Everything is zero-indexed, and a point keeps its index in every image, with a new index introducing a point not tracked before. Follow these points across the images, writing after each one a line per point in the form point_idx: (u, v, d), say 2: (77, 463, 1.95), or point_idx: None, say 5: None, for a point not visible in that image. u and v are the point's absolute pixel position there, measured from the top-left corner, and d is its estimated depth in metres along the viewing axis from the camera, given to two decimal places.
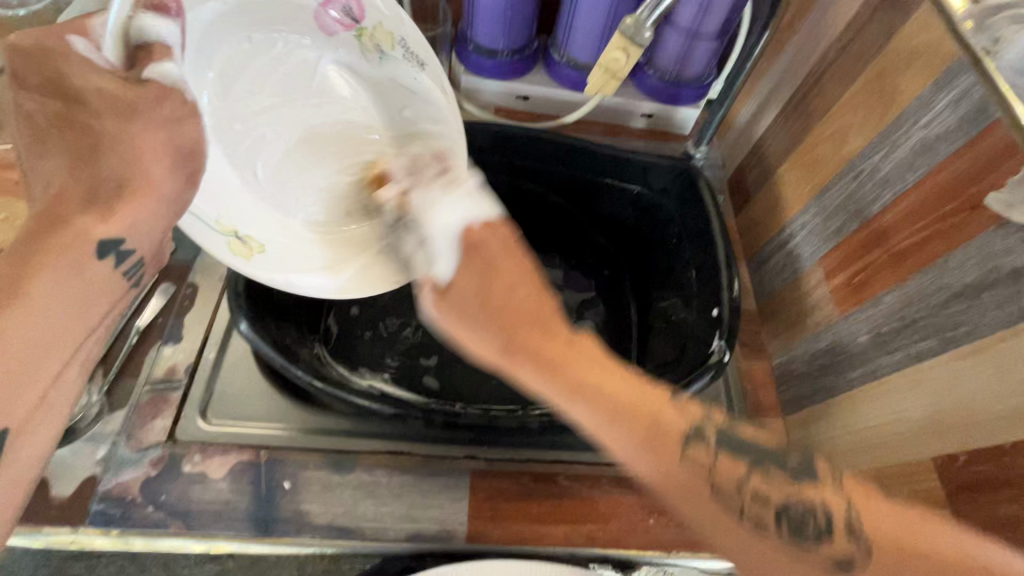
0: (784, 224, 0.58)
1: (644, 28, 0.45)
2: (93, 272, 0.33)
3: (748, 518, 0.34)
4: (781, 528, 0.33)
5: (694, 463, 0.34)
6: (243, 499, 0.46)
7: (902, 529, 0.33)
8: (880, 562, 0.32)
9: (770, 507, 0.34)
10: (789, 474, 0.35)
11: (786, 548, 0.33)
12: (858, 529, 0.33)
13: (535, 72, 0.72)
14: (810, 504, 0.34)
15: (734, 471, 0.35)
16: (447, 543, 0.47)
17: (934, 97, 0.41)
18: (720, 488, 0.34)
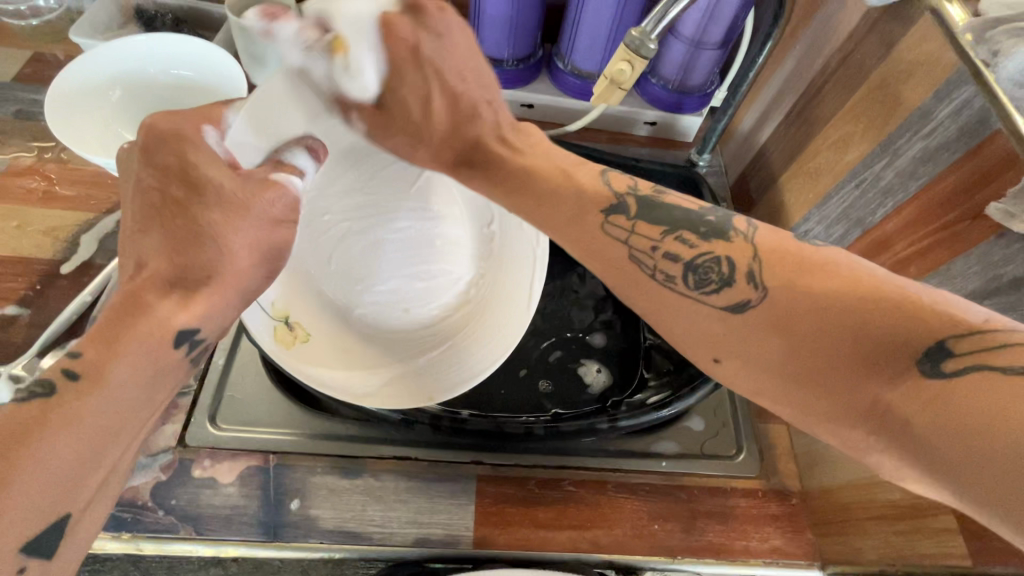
0: (786, 231, 0.59)
1: (649, 40, 0.45)
2: (171, 357, 0.33)
3: (661, 273, 0.34)
4: (687, 279, 0.34)
5: (616, 235, 0.35)
6: (252, 504, 0.47)
7: (786, 264, 0.32)
8: (772, 302, 0.31)
9: (682, 261, 0.34)
10: (699, 235, 0.34)
11: (695, 300, 0.33)
12: (754, 268, 0.32)
13: (540, 80, 0.73)
14: (715, 256, 0.33)
15: (678, 248, 0.34)
16: (454, 547, 0.48)
17: (935, 107, 0.41)
18: (649, 264, 0.34)
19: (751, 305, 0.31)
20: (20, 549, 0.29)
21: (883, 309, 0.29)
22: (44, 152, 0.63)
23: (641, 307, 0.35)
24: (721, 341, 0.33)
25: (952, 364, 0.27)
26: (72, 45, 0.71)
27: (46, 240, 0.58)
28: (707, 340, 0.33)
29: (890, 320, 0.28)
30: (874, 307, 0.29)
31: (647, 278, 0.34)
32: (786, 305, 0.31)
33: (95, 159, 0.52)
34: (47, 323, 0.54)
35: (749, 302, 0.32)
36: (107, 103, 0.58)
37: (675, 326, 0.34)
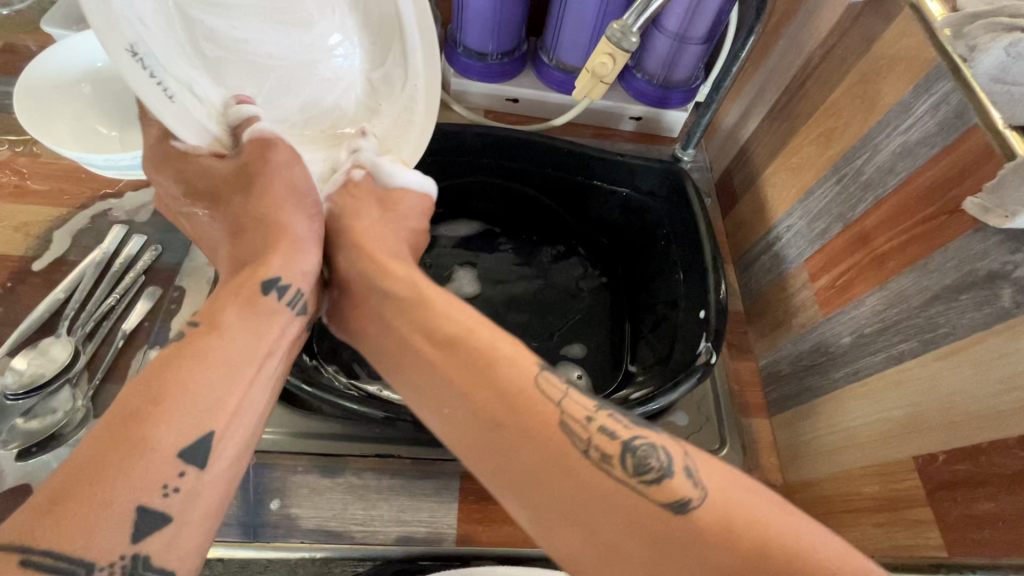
0: (769, 226, 0.59)
1: (631, 33, 0.44)
2: (264, 303, 0.37)
3: (596, 450, 0.31)
4: (625, 462, 0.31)
5: (548, 393, 0.33)
6: (231, 503, 0.46)
7: (720, 485, 0.30)
8: (710, 505, 0.29)
9: (619, 442, 0.32)
10: (630, 420, 0.34)
11: (630, 491, 0.30)
12: (691, 466, 0.31)
13: (524, 74, 0.73)
14: (650, 441, 0.32)
15: (613, 425, 0.33)
16: (436, 546, 0.47)
17: (914, 102, 0.42)
18: (581, 438, 0.32)
19: (693, 505, 0.29)
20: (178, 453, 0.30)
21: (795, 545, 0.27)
22: (16, 145, 0.62)
23: (556, 501, 0.31)
24: (649, 561, 0.29)
25: None
26: (43, 34, 0.70)
27: (18, 235, 0.57)
28: (632, 547, 0.29)
29: (787, 551, 0.27)
30: (780, 541, 0.27)
31: (578, 455, 0.31)
32: (726, 519, 0.28)
33: (67, 152, 0.51)
34: (18, 321, 0.53)
35: (685, 503, 0.29)
36: (80, 96, 0.57)
37: (584, 528, 0.30)
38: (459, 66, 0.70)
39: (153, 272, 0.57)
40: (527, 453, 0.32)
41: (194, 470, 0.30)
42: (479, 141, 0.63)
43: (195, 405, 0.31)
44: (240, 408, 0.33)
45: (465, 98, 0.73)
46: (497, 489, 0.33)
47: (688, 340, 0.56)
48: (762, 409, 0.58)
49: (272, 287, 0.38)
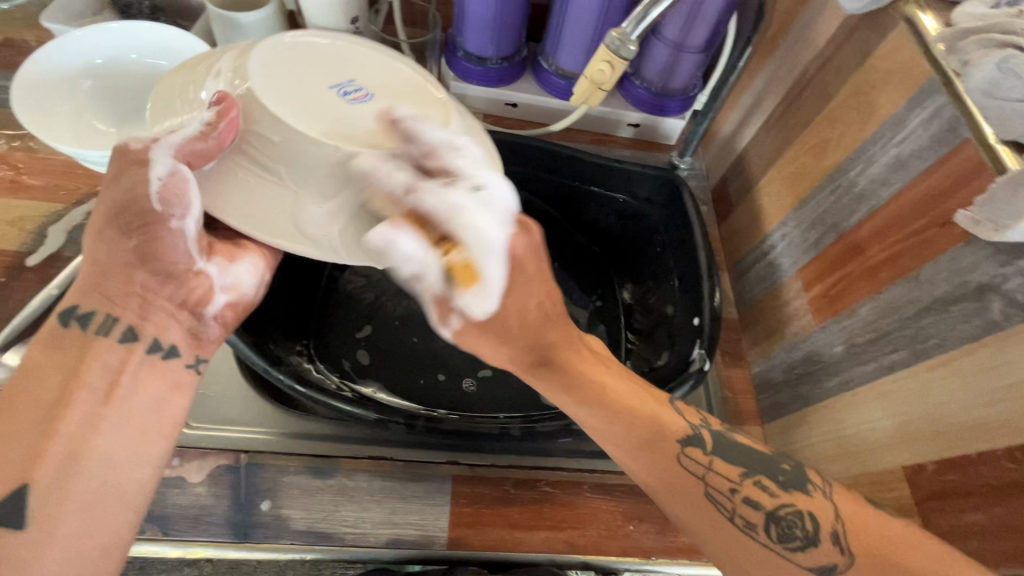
0: (764, 235, 0.60)
1: (629, 41, 0.43)
2: (67, 337, 0.38)
3: (741, 517, 0.37)
4: (769, 530, 0.37)
5: (691, 469, 0.39)
6: (222, 503, 0.46)
7: (877, 537, 0.35)
8: (858, 569, 0.35)
9: (763, 510, 0.37)
10: (779, 483, 0.38)
11: (778, 554, 0.37)
12: (840, 530, 0.36)
13: (523, 79, 0.73)
14: (797, 510, 0.37)
15: (758, 495, 0.38)
16: (427, 548, 0.47)
17: (907, 115, 0.42)
18: (727, 505, 0.38)
19: (839, 569, 0.35)
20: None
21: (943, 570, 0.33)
22: (11, 142, 0.62)
23: (719, 549, 0.38)
24: None
25: None
26: (43, 32, 0.70)
27: (12, 231, 0.57)
28: None
29: None
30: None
31: (726, 519, 0.38)
32: None
33: (63, 148, 0.51)
34: (11, 316, 0.53)
35: (831, 565, 0.35)
36: (78, 92, 0.57)
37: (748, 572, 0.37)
38: (459, 71, 0.71)
39: None
40: (685, 506, 0.39)
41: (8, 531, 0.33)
42: None
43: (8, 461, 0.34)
44: (62, 454, 0.35)
45: (465, 101, 0.74)
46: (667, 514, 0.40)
47: (684, 345, 0.56)
48: (755, 417, 0.58)
49: (69, 318, 0.39)
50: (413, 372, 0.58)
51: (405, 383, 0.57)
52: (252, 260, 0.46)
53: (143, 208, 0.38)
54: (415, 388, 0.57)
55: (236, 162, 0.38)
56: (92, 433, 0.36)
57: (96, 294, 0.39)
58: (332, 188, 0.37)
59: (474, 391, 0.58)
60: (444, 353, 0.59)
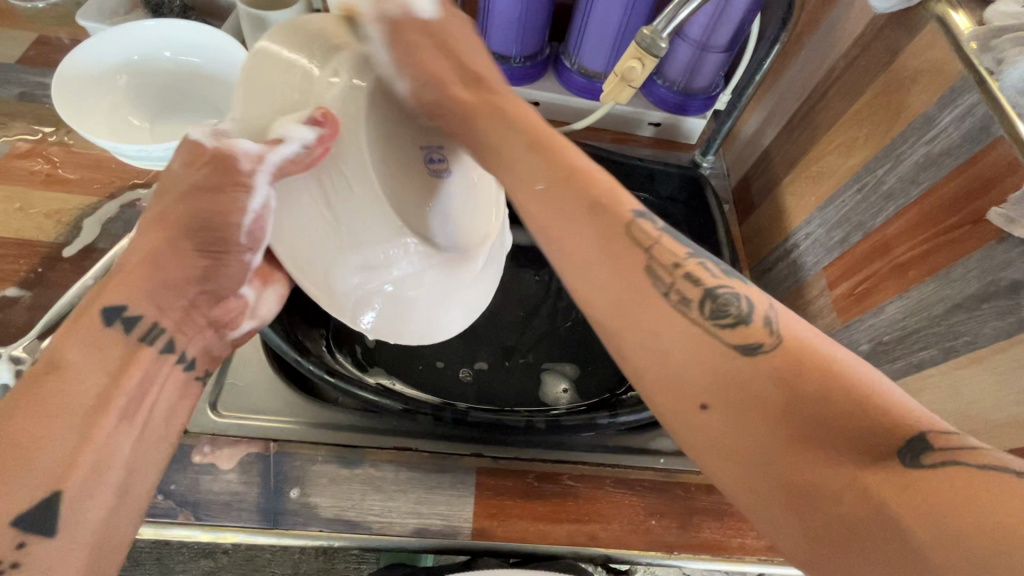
0: (787, 234, 0.60)
1: (660, 39, 0.44)
2: (108, 341, 0.38)
3: (675, 291, 0.33)
4: (701, 305, 0.33)
5: (639, 239, 0.34)
6: (252, 490, 0.47)
7: (802, 334, 0.31)
8: (782, 351, 0.30)
9: (702, 286, 0.33)
10: (719, 271, 0.35)
11: (705, 330, 0.32)
12: (772, 317, 0.32)
13: (546, 78, 0.74)
14: (733, 290, 0.33)
15: (699, 273, 0.34)
16: (451, 539, 0.48)
17: (938, 113, 0.42)
18: (663, 279, 0.33)
19: (764, 349, 0.30)
20: (17, 523, 0.33)
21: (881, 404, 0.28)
22: (47, 136, 0.63)
23: (650, 363, 0.33)
24: (730, 400, 0.30)
25: (932, 462, 0.26)
26: (77, 30, 0.72)
27: (48, 222, 0.58)
28: (707, 383, 0.31)
29: (851, 389, 0.28)
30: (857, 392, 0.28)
31: (657, 295, 0.33)
32: (796, 365, 0.30)
33: (101, 141, 0.53)
34: (48, 306, 0.54)
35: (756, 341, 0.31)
36: (114, 87, 0.59)
37: (667, 364, 0.32)
38: None
39: None
40: (643, 331, 0.33)
41: (36, 539, 0.33)
42: None
43: (34, 474, 0.33)
44: (91, 462, 0.35)
45: None
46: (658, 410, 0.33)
47: None
48: None
49: (114, 317, 0.38)
50: (434, 364, 0.58)
51: (424, 375, 0.57)
52: (279, 290, 0.47)
53: (225, 235, 0.40)
54: (434, 380, 0.57)
55: (310, 195, 0.42)
56: (117, 443, 0.36)
57: (149, 299, 0.39)
58: (396, 249, 0.45)
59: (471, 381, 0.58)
60: (465, 347, 0.60)
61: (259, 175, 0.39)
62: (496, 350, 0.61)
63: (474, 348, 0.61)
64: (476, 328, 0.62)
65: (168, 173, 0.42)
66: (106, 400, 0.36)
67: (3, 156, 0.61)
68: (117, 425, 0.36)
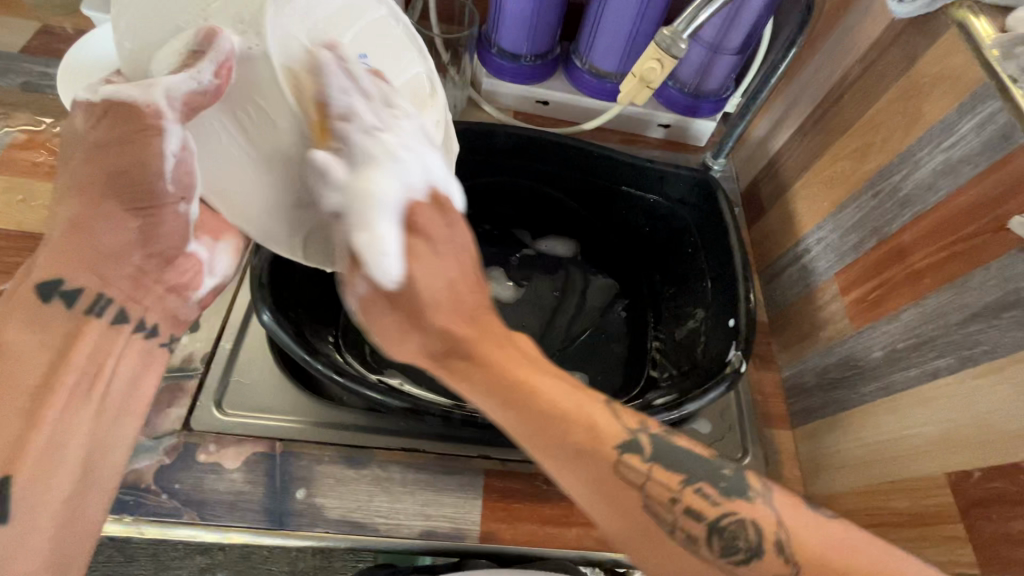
0: (798, 239, 0.60)
1: (680, 40, 0.43)
2: (52, 316, 0.37)
3: (682, 531, 0.33)
4: (711, 545, 0.33)
5: (630, 479, 0.33)
6: (258, 490, 0.46)
7: (822, 550, 0.32)
8: None
9: (705, 523, 0.33)
10: (720, 493, 0.34)
11: (715, 567, 0.33)
12: (784, 539, 0.32)
13: (555, 77, 0.73)
14: (739, 519, 0.33)
15: (700, 505, 0.33)
16: (458, 541, 0.47)
17: (958, 120, 0.42)
18: (669, 520, 0.33)
19: (754, 562, 0.32)
20: None
21: (886, 566, 0.31)
22: (50, 127, 0.62)
23: (654, 563, 0.34)
24: None
25: None
26: (81, 20, 0.71)
27: (51, 215, 0.57)
28: None
29: None
30: None
31: (664, 537, 0.33)
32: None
33: None
34: None
35: (758, 554, 0.32)
36: None
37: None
38: (491, 67, 0.71)
39: None
40: (609, 508, 0.34)
41: None
42: (510, 142, 0.64)
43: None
44: (48, 437, 0.34)
45: (496, 98, 0.74)
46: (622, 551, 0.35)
47: (718, 347, 0.55)
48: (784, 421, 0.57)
49: (51, 293, 0.37)
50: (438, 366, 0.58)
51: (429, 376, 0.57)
52: (233, 243, 0.48)
53: (152, 191, 0.38)
54: (440, 380, 0.57)
55: (227, 131, 0.37)
56: (70, 420, 0.35)
57: (90, 272, 0.38)
58: (313, 193, 0.38)
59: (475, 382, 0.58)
60: None
61: (165, 116, 0.35)
62: None
63: None
64: None
65: (70, 133, 0.39)
66: (53, 380, 0.35)
67: (6, 146, 0.60)
68: (70, 402, 0.35)
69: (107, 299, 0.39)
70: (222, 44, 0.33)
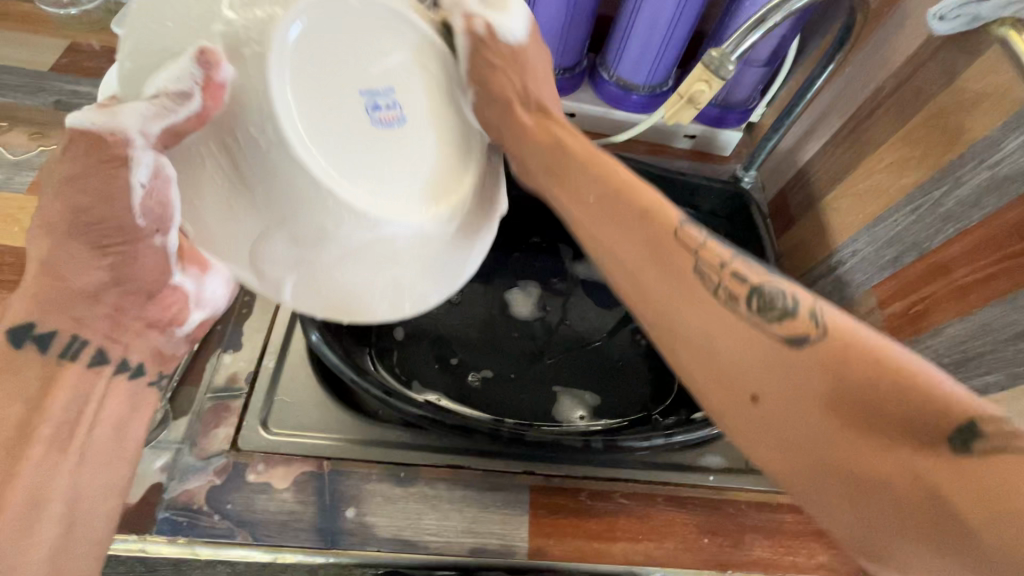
0: (830, 250, 0.60)
1: (728, 61, 0.44)
2: (27, 360, 0.35)
3: (724, 289, 0.35)
4: (749, 302, 0.34)
5: (684, 241, 0.36)
6: (309, 509, 0.47)
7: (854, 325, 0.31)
8: (827, 345, 0.31)
9: (748, 285, 0.34)
10: (766, 272, 0.35)
11: (747, 323, 0.33)
12: (818, 312, 0.32)
13: (582, 89, 0.74)
14: (782, 289, 0.34)
15: (744, 272, 0.35)
16: (509, 558, 0.47)
17: (1003, 138, 0.43)
18: (712, 277, 0.35)
19: (812, 340, 0.31)
20: None
21: (931, 386, 0.28)
22: None
23: (687, 314, 0.35)
24: (765, 379, 0.32)
25: (985, 446, 0.26)
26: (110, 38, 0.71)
27: None
28: (748, 372, 0.33)
29: (912, 380, 0.28)
30: (910, 373, 0.28)
31: (708, 295, 0.35)
32: (843, 350, 0.30)
33: None
34: None
35: (807, 336, 0.31)
36: None
37: (713, 349, 0.34)
38: None
39: None
40: (659, 275, 0.36)
41: None
42: None
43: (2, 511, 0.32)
44: (28, 494, 0.33)
45: None
46: (653, 327, 0.37)
47: None
48: None
49: (25, 338, 0.35)
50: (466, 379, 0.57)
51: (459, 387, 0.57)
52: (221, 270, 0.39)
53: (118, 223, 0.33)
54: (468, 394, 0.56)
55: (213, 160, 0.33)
56: (48, 478, 0.34)
57: (62, 314, 0.35)
58: (314, 232, 0.35)
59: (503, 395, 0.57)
60: (495, 357, 0.59)
61: (132, 143, 0.31)
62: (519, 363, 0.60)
63: (505, 359, 0.59)
64: (503, 338, 0.61)
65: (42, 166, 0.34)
66: (28, 430, 0.34)
67: (41, 166, 0.60)
68: (48, 453, 0.34)
69: (81, 342, 0.36)
70: (217, 72, 0.31)
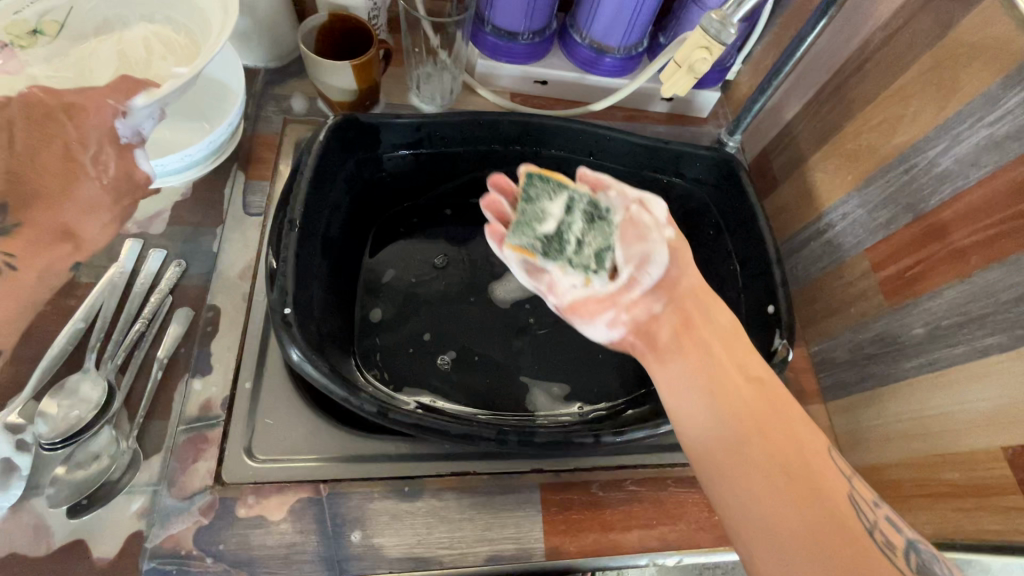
0: (819, 213, 0.59)
1: (729, 24, 0.41)
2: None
3: (882, 534, 0.33)
4: (908, 559, 0.33)
5: (863, 500, 0.35)
6: (310, 540, 0.44)
7: None
8: None
9: (903, 536, 0.34)
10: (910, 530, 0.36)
11: None
12: None
13: (553, 53, 0.69)
14: (931, 555, 0.34)
15: (894, 520, 0.35)
16: (525, 562, 0.46)
17: (1002, 94, 0.41)
18: (870, 516, 0.34)
19: None
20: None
21: None
22: None
23: (842, 541, 0.32)
24: None
25: None
26: None
27: None
28: None
29: None
30: None
31: (866, 530, 0.33)
32: None
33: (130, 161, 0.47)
34: (34, 359, 0.46)
35: None
36: None
37: None
38: (486, 47, 0.66)
39: (179, 290, 0.52)
40: (807, 482, 0.34)
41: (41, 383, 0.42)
42: (514, 130, 0.60)
43: None
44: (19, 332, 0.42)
45: (493, 79, 0.69)
46: (791, 546, 0.32)
47: (756, 334, 0.55)
48: (816, 395, 0.58)
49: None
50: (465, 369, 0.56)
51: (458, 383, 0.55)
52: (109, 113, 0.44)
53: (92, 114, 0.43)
54: (466, 390, 0.54)
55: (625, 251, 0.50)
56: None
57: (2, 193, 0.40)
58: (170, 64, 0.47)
59: (503, 389, 0.55)
60: (487, 347, 0.57)
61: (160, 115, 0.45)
62: (515, 354, 0.57)
63: (494, 348, 0.57)
64: (495, 329, 0.58)
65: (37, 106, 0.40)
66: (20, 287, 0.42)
67: None
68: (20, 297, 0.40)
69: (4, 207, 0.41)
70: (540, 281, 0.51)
